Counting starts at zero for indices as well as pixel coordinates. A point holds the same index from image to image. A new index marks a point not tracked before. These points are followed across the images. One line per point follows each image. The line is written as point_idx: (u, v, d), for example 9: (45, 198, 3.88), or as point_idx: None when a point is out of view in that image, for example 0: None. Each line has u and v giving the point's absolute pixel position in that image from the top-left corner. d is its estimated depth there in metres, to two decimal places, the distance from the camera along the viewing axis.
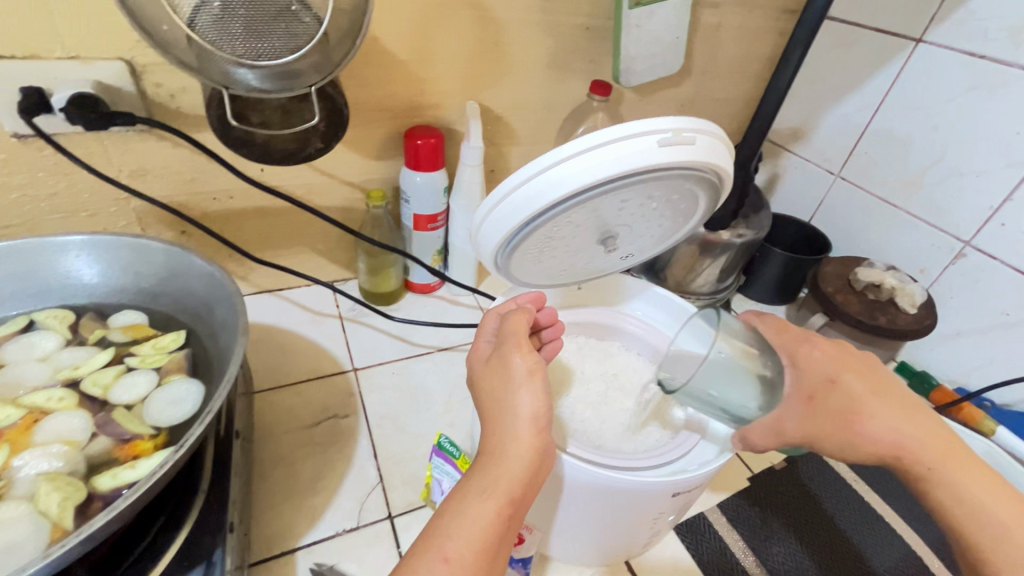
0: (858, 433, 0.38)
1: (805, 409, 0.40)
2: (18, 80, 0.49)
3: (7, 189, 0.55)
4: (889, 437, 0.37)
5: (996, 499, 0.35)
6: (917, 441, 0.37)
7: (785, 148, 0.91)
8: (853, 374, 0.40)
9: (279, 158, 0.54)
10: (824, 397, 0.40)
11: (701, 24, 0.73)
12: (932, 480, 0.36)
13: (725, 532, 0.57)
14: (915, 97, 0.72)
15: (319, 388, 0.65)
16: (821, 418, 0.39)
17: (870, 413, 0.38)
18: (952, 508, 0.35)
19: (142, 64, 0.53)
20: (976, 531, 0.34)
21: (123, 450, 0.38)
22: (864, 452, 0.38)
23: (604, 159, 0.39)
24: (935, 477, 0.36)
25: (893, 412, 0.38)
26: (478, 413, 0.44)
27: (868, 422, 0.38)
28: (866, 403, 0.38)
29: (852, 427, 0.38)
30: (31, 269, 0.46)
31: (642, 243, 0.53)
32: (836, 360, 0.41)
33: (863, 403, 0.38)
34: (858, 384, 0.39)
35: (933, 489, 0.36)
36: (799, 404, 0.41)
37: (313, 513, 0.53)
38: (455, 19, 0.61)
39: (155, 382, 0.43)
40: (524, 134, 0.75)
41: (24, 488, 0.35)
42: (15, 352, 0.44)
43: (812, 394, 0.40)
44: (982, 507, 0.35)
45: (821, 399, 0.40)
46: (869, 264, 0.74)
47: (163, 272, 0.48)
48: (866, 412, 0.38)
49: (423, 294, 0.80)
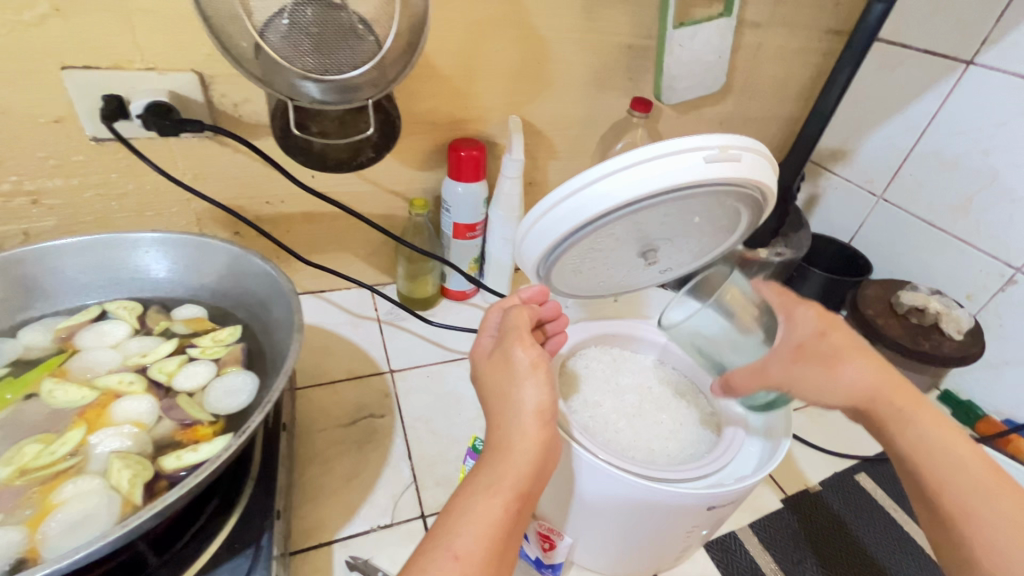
0: (837, 375, 0.45)
1: (792, 357, 0.48)
2: (102, 89, 0.54)
3: (83, 188, 0.60)
4: (864, 382, 0.44)
5: (960, 445, 0.40)
6: (886, 389, 0.44)
7: (826, 168, 0.90)
8: (839, 333, 0.47)
9: (333, 166, 0.57)
10: (811, 347, 0.47)
11: (743, 44, 0.73)
12: (899, 422, 0.42)
13: (757, 553, 0.56)
14: (964, 120, 0.71)
15: (356, 387, 0.68)
16: (807, 363, 0.46)
17: (851, 360, 0.45)
18: (916, 447, 0.41)
19: (211, 75, 0.57)
20: (936, 465, 0.40)
21: (186, 434, 0.41)
22: (839, 393, 0.45)
23: (654, 172, 0.40)
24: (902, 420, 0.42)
25: (872, 365, 0.45)
26: (482, 408, 0.45)
27: (847, 367, 0.45)
28: (848, 354, 0.46)
29: (834, 370, 0.45)
30: (108, 261, 0.50)
31: (682, 257, 0.54)
32: (826, 319, 0.49)
33: (848, 354, 0.46)
34: (841, 339, 0.47)
35: (898, 430, 0.42)
36: (788, 352, 0.48)
37: (349, 509, 0.55)
38: (502, 37, 0.63)
39: (214, 372, 0.46)
40: (563, 148, 0.76)
41: (98, 464, 0.38)
42: (89, 339, 0.47)
43: (801, 344, 0.48)
44: (948, 449, 0.40)
45: (807, 348, 0.48)
46: (912, 288, 0.72)
47: (224, 270, 0.51)
48: (847, 360, 0.45)
49: (457, 301, 0.82)
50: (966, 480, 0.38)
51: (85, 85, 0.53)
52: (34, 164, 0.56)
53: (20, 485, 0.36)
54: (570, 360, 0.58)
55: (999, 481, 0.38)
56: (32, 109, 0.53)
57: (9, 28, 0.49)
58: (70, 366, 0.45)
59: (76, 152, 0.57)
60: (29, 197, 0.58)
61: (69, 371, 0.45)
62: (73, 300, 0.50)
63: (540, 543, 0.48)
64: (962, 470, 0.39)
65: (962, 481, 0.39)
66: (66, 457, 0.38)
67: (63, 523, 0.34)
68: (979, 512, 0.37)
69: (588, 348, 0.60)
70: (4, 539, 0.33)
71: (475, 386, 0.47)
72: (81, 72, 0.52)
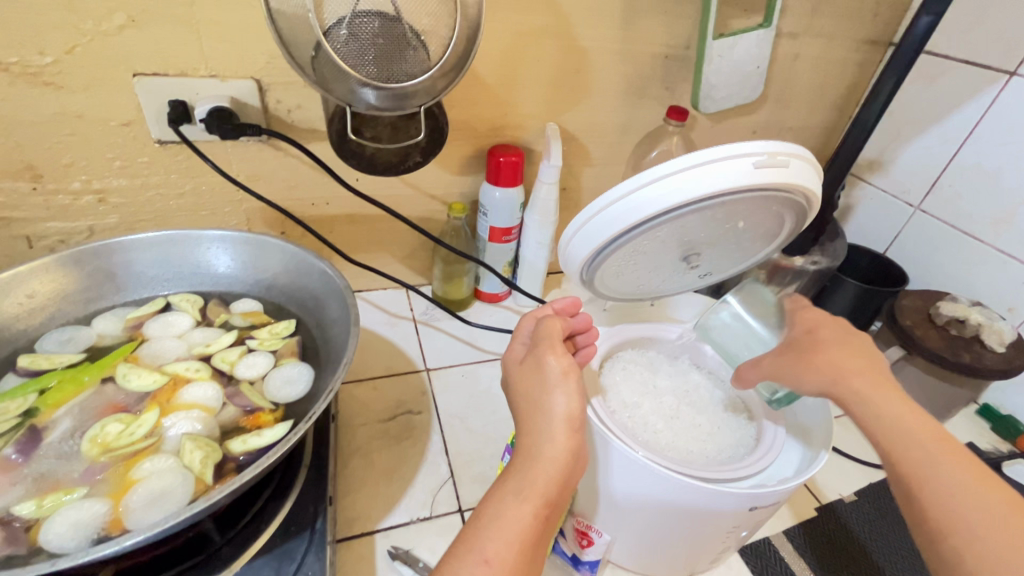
0: (813, 362, 0.46)
1: (782, 352, 0.49)
2: (168, 95, 0.57)
3: (146, 188, 0.63)
4: (833, 367, 0.45)
5: (913, 417, 0.40)
6: (851, 371, 0.44)
7: (861, 178, 0.89)
8: (827, 329, 0.49)
9: (382, 170, 0.60)
10: (799, 342, 0.49)
11: (780, 54, 0.74)
12: (855, 400, 0.43)
13: (792, 559, 0.56)
14: (1005, 132, 0.70)
15: (394, 384, 0.69)
16: (789, 354, 0.48)
17: (826, 350, 0.46)
18: (871, 422, 0.41)
19: (269, 83, 0.59)
20: (890, 439, 0.40)
21: (249, 419, 0.44)
22: (815, 377, 0.45)
23: (705, 177, 0.41)
24: (859, 399, 0.43)
25: (846, 353, 0.45)
26: (512, 412, 0.46)
27: (821, 357, 0.46)
28: (826, 345, 0.47)
29: (808, 359, 0.46)
30: (174, 256, 0.55)
31: (722, 263, 0.55)
32: (818, 319, 0.50)
33: (826, 344, 0.47)
34: (828, 334, 0.48)
35: (856, 409, 0.43)
36: (782, 348, 0.50)
37: (390, 500, 0.57)
38: (543, 47, 0.65)
39: (272, 363, 0.49)
40: (598, 155, 0.78)
41: (172, 444, 0.41)
42: (158, 329, 0.51)
43: (792, 341, 0.50)
44: (901, 421, 0.40)
45: (797, 344, 0.49)
46: (952, 299, 0.71)
47: (280, 267, 0.56)
48: (824, 349, 0.46)
49: (491, 303, 0.84)
50: (919, 453, 0.38)
51: (154, 91, 0.56)
52: (102, 164, 0.60)
53: (105, 461, 0.39)
54: (608, 363, 0.59)
55: (949, 451, 0.38)
56: (103, 112, 0.57)
57: (89, 37, 0.52)
58: (141, 354, 0.49)
59: (141, 154, 0.60)
60: (96, 195, 0.62)
61: (141, 358, 0.49)
62: (142, 291, 0.55)
63: (579, 540, 0.49)
64: (914, 442, 0.39)
65: (913, 453, 0.39)
66: (145, 438, 0.41)
67: (144, 496, 0.37)
68: (932, 482, 0.37)
69: (625, 350, 0.61)
70: (91, 511, 0.36)
71: (506, 392, 0.48)
72: (150, 79, 0.56)
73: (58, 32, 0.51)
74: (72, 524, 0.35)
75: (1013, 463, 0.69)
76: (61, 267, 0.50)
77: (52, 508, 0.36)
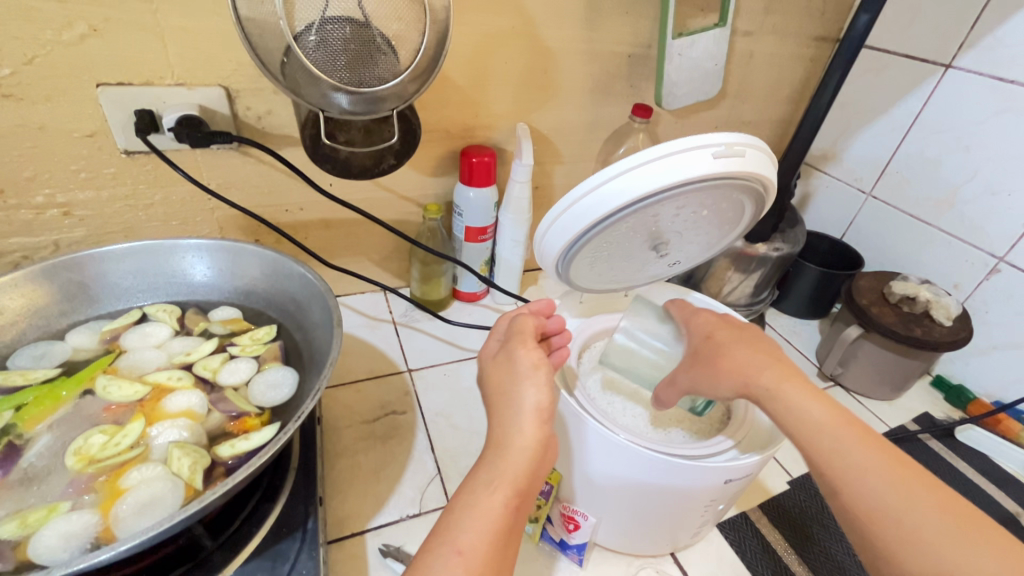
0: (721, 367, 0.47)
1: (690, 364, 0.50)
2: (135, 104, 0.56)
3: (114, 200, 0.62)
4: (740, 371, 0.46)
5: (822, 407, 0.41)
6: (757, 370, 0.45)
7: (817, 169, 0.94)
8: (724, 330, 0.50)
9: (357, 173, 0.61)
10: (702, 351, 0.50)
11: (736, 51, 0.77)
12: (770, 400, 0.44)
13: (768, 531, 0.59)
14: (943, 121, 0.75)
15: (376, 386, 0.70)
16: (696, 365, 0.49)
17: (728, 353, 0.48)
18: (783, 418, 0.43)
19: (238, 89, 0.59)
20: (802, 432, 0.41)
21: (236, 424, 0.45)
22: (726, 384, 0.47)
23: (668, 168, 0.43)
24: (773, 397, 0.44)
25: (745, 350, 0.47)
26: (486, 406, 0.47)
27: (728, 359, 0.47)
28: (725, 348, 0.48)
29: (716, 366, 0.47)
30: (149, 265, 0.54)
31: (689, 250, 0.57)
32: (713, 323, 0.52)
33: (728, 346, 0.48)
34: (726, 335, 0.50)
35: (772, 406, 0.44)
36: (687, 360, 0.51)
37: (379, 500, 0.57)
38: (511, 48, 0.66)
39: (255, 368, 0.50)
40: (568, 153, 0.80)
41: (160, 452, 0.42)
42: (135, 340, 0.51)
43: (694, 350, 0.51)
44: (809, 416, 0.41)
45: (700, 352, 0.50)
46: (903, 279, 0.76)
47: (258, 274, 0.56)
48: (727, 352, 0.48)
49: (469, 302, 0.85)
50: (829, 443, 0.40)
51: (118, 100, 0.56)
52: (66, 177, 0.59)
53: (91, 472, 0.39)
54: (587, 353, 0.61)
55: (859, 436, 0.39)
56: (67, 124, 0.56)
57: (49, 47, 0.51)
58: (120, 365, 0.49)
59: (106, 165, 0.59)
60: (61, 209, 0.60)
61: (120, 369, 0.48)
62: (116, 303, 0.54)
63: (565, 526, 0.51)
64: (825, 435, 0.40)
65: (828, 446, 0.39)
66: (131, 448, 0.41)
67: (134, 504, 0.38)
68: (848, 474, 0.38)
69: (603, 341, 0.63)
70: (82, 521, 0.36)
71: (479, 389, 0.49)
72: (114, 88, 0.55)
73: (17, 43, 0.50)
74: (63, 535, 0.36)
75: (965, 428, 0.73)
76: (32, 281, 0.50)
77: (38, 522, 0.36)
